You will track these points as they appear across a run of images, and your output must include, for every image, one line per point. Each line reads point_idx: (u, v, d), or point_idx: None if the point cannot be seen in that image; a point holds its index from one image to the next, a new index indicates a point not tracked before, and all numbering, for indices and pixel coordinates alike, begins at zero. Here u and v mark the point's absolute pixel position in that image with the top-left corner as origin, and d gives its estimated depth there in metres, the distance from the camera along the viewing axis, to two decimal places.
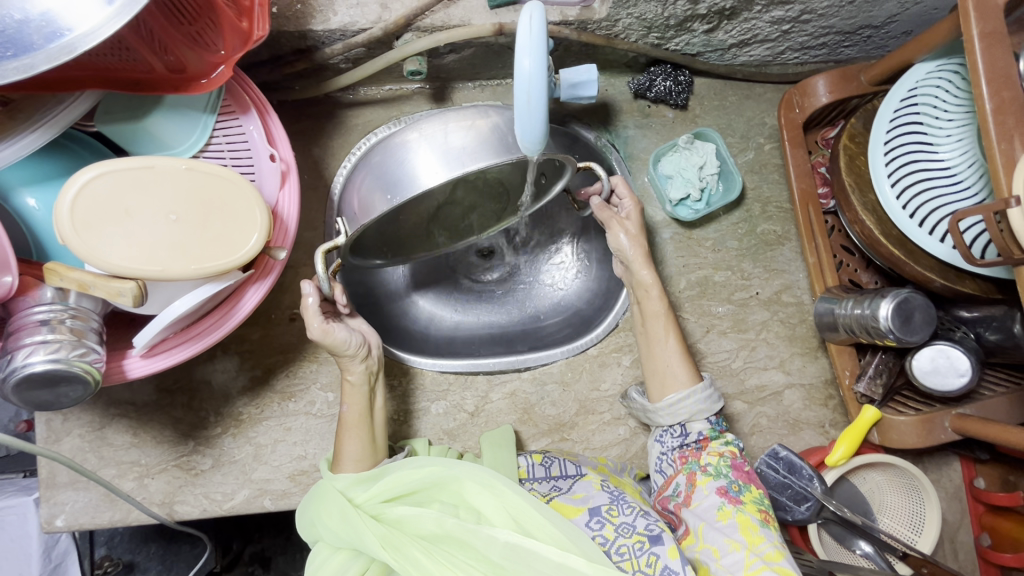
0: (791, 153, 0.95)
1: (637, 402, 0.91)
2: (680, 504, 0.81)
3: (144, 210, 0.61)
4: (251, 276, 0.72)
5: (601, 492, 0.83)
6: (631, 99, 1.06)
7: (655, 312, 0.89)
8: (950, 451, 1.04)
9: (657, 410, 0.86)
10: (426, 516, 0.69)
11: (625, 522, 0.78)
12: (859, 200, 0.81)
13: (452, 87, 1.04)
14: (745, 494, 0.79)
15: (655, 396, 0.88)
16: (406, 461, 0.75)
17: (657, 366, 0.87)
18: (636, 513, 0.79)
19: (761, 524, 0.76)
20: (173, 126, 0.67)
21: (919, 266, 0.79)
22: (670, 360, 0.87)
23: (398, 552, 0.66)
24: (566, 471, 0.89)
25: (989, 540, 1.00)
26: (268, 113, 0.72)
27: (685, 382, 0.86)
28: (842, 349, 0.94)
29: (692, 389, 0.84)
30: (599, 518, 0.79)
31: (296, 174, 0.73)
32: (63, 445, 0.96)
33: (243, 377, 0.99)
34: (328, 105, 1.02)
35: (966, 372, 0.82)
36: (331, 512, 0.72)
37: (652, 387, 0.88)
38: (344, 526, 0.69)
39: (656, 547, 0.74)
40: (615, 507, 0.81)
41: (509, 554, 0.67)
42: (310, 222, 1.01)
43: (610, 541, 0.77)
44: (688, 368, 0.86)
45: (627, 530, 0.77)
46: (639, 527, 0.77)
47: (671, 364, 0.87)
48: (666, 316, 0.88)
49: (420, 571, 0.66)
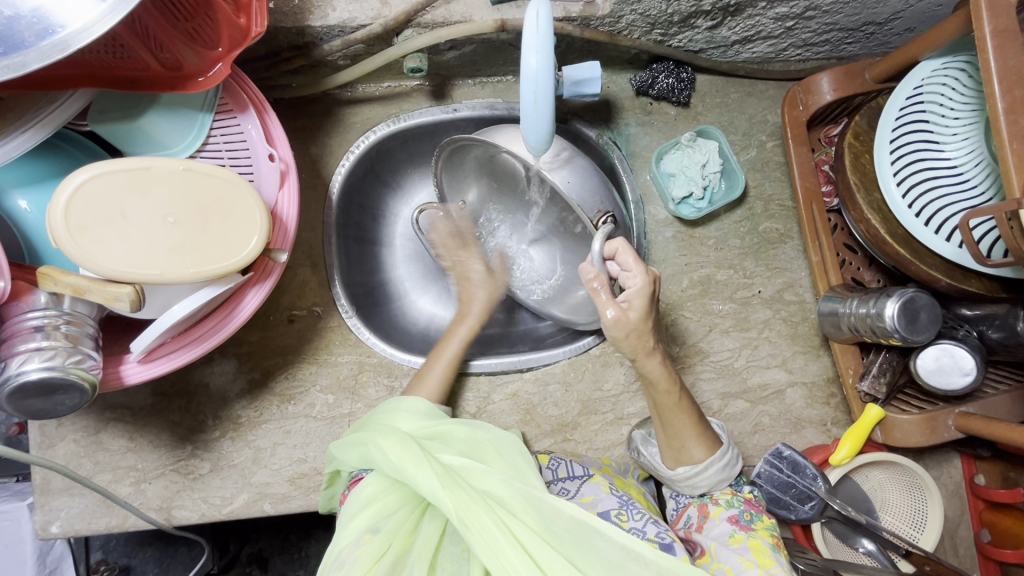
0: (794, 151, 0.94)
1: (648, 455, 0.90)
2: (690, 532, 0.82)
3: (142, 212, 0.59)
4: (251, 279, 0.70)
5: (610, 496, 0.83)
6: (633, 96, 1.05)
7: (669, 406, 0.81)
8: (951, 447, 1.05)
9: (675, 479, 0.85)
10: (489, 472, 0.67)
11: (635, 527, 0.78)
12: (864, 199, 0.81)
13: (453, 84, 1.03)
14: (757, 523, 0.80)
15: (671, 464, 0.86)
16: (472, 424, 0.77)
17: (671, 441, 0.84)
18: (646, 519, 0.79)
19: (773, 547, 0.76)
20: (168, 125, 0.65)
21: (925, 265, 0.79)
22: (684, 437, 0.83)
23: (453, 489, 0.64)
24: (572, 471, 0.88)
25: (989, 536, 1.01)
26: (266, 112, 0.70)
27: (702, 455, 0.83)
28: (846, 349, 0.93)
29: (710, 461, 0.82)
30: (609, 522, 0.79)
31: (295, 174, 0.71)
32: (57, 450, 0.94)
33: (241, 380, 0.97)
34: (326, 102, 1.00)
35: (970, 371, 0.82)
36: (389, 441, 0.70)
37: (665, 455, 0.86)
38: (402, 454, 0.68)
39: (666, 555, 0.73)
40: (625, 512, 0.80)
41: (573, 529, 0.62)
42: (309, 222, 1.00)
43: None
44: (704, 441, 0.83)
45: (636, 535, 0.77)
46: (649, 532, 0.77)
47: (690, 453, 0.83)
48: (682, 404, 0.82)
49: (467, 517, 0.62)
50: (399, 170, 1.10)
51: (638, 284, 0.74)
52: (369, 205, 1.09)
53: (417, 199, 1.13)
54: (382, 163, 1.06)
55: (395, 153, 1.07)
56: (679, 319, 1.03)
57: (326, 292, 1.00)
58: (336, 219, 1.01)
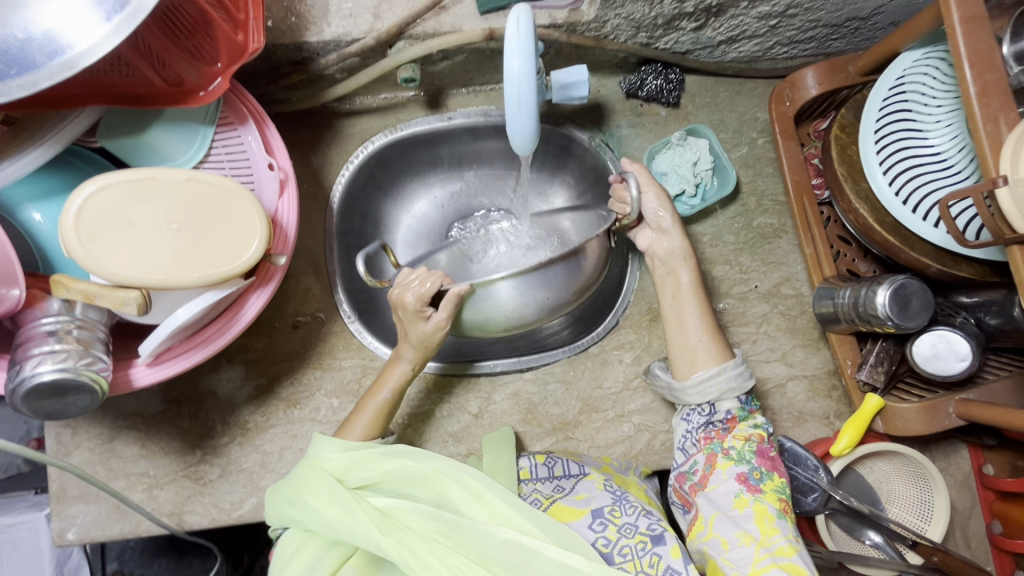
0: (784, 146, 0.95)
1: (662, 378, 0.91)
2: (693, 484, 0.81)
3: (147, 221, 0.62)
4: (252, 284, 0.73)
5: (603, 492, 0.84)
6: (624, 98, 1.07)
7: (688, 285, 0.90)
8: (957, 438, 1.04)
9: (685, 389, 0.86)
10: (419, 510, 0.68)
11: (628, 523, 0.79)
12: (852, 189, 0.82)
13: (447, 93, 1.06)
14: (766, 482, 0.77)
15: (682, 373, 0.87)
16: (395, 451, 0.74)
17: (683, 339, 0.87)
18: (639, 513, 0.81)
19: (778, 516, 0.74)
20: (174, 138, 0.69)
21: (914, 252, 0.79)
22: (699, 335, 0.87)
23: (393, 535, 0.64)
24: (569, 470, 0.89)
25: (1001, 528, 1.00)
26: (265, 124, 0.74)
27: (714, 362, 0.85)
28: (842, 339, 0.93)
29: (722, 367, 0.84)
30: (602, 520, 0.80)
31: (295, 182, 0.75)
32: (73, 458, 0.97)
33: (248, 386, 1.00)
34: (325, 115, 1.04)
35: (966, 357, 0.81)
36: (318, 494, 0.69)
37: (677, 364, 0.87)
38: (333, 508, 0.67)
39: (659, 547, 0.76)
40: (618, 508, 0.81)
41: (507, 551, 0.66)
42: (310, 231, 1.04)
43: (613, 542, 0.78)
44: (717, 347, 0.86)
45: (629, 530, 0.79)
46: (641, 527, 0.79)
47: (699, 353, 0.86)
48: (697, 290, 0.90)
49: (415, 560, 0.64)
50: (397, 179, 1.13)
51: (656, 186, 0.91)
52: (370, 213, 1.12)
53: (418, 208, 1.16)
54: (382, 172, 1.10)
55: (393, 162, 1.10)
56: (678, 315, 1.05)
57: (328, 299, 1.03)
58: (336, 226, 1.04)
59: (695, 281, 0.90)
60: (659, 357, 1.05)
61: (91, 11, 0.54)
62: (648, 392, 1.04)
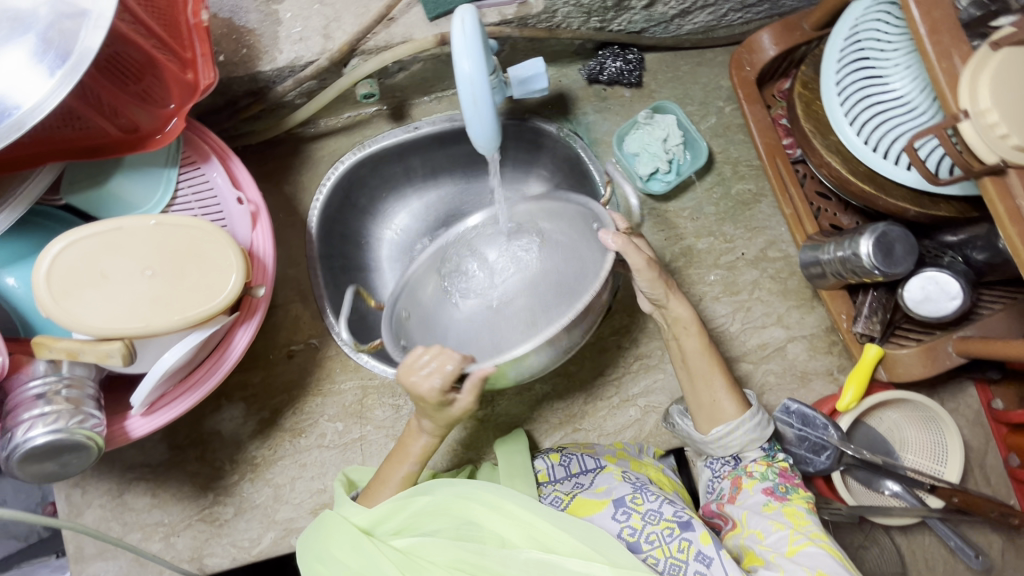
0: (749, 110, 0.95)
1: (683, 425, 0.90)
2: (723, 503, 0.84)
3: (120, 269, 0.62)
4: (237, 318, 0.73)
5: (622, 483, 0.83)
6: (586, 85, 1.07)
7: (693, 348, 0.86)
8: (963, 377, 1.04)
9: (708, 443, 0.85)
10: (437, 545, 0.69)
11: (651, 510, 0.78)
12: (821, 143, 0.82)
13: (410, 103, 1.06)
14: (793, 493, 0.80)
15: (704, 427, 0.86)
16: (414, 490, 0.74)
17: (701, 398, 0.86)
18: (661, 499, 0.79)
19: (809, 512, 0.77)
20: (137, 184, 0.69)
21: (891, 198, 0.78)
22: (715, 390, 0.85)
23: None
24: (585, 464, 0.88)
25: (1017, 460, 1.01)
26: (228, 158, 0.74)
27: (734, 413, 0.84)
28: (834, 294, 0.93)
29: (740, 420, 0.83)
30: (624, 509, 0.78)
31: (266, 213, 0.75)
32: (86, 517, 0.97)
33: (251, 422, 1.00)
34: (292, 142, 1.04)
35: (957, 295, 0.80)
36: (339, 545, 0.70)
37: (697, 419, 0.87)
38: (355, 560, 0.68)
39: (687, 533, 0.74)
40: (639, 495, 0.80)
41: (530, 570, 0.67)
42: (293, 259, 1.04)
43: (639, 530, 0.76)
44: (735, 398, 0.84)
45: (654, 518, 0.77)
46: (666, 513, 0.77)
47: (726, 410, 0.84)
48: (709, 350, 0.86)
49: None
50: (373, 196, 1.12)
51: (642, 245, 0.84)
52: (351, 234, 1.12)
53: (399, 221, 1.16)
54: (357, 192, 1.09)
55: (366, 180, 1.09)
56: None
57: (319, 324, 1.03)
58: (318, 251, 1.03)
59: (707, 343, 0.87)
60: (655, 337, 1.05)
61: (34, 67, 0.54)
62: (649, 373, 1.04)
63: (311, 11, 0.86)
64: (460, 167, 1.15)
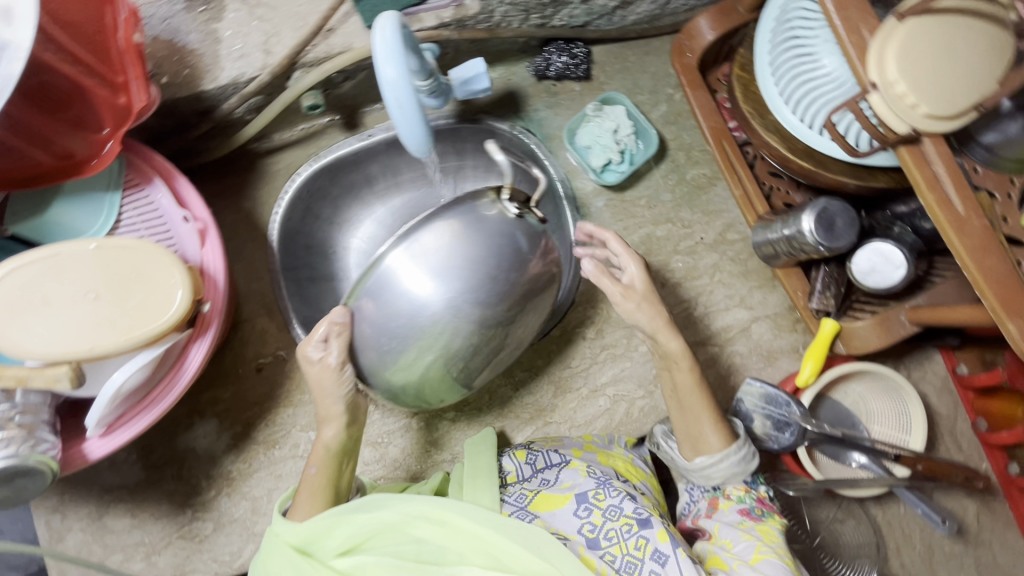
0: (693, 95, 0.95)
1: (667, 447, 0.88)
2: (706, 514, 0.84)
3: (62, 294, 0.63)
4: (191, 335, 0.74)
5: (587, 478, 0.83)
6: (536, 82, 1.08)
7: (687, 386, 0.82)
8: (928, 345, 1.05)
9: (691, 471, 0.84)
10: (378, 566, 0.64)
11: (612, 506, 0.79)
12: (760, 123, 0.83)
13: (363, 111, 1.08)
14: (767, 515, 0.82)
15: (688, 455, 0.84)
16: (350, 507, 0.68)
17: (688, 426, 0.83)
18: (623, 495, 0.80)
19: (780, 532, 0.80)
20: (78, 211, 0.71)
21: (830, 172, 0.78)
22: (703, 425, 0.82)
23: None
24: (550, 460, 0.89)
25: (986, 424, 1.02)
26: (173, 178, 0.75)
27: (719, 446, 0.81)
28: (789, 272, 0.94)
29: (726, 453, 0.81)
30: (586, 505, 0.79)
31: (214, 229, 0.75)
32: (67, 542, 0.98)
33: (225, 437, 1.01)
34: (248, 157, 1.05)
35: (901, 264, 0.80)
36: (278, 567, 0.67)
37: (683, 448, 0.84)
38: None
39: (645, 531, 0.76)
40: (601, 491, 0.81)
41: None
42: (256, 273, 1.05)
43: (599, 527, 0.77)
44: (721, 431, 0.82)
45: (614, 514, 0.78)
46: (626, 509, 0.78)
47: (712, 445, 0.82)
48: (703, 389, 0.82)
49: None
50: (335, 205, 1.13)
51: (633, 274, 0.81)
52: (316, 245, 1.13)
53: (364, 228, 1.16)
54: (318, 203, 1.11)
55: (326, 190, 1.11)
56: None
57: (286, 335, 1.04)
58: (280, 263, 1.04)
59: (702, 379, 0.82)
60: (619, 326, 1.06)
61: None
62: (616, 362, 1.05)
63: (249, 27, 0.87)
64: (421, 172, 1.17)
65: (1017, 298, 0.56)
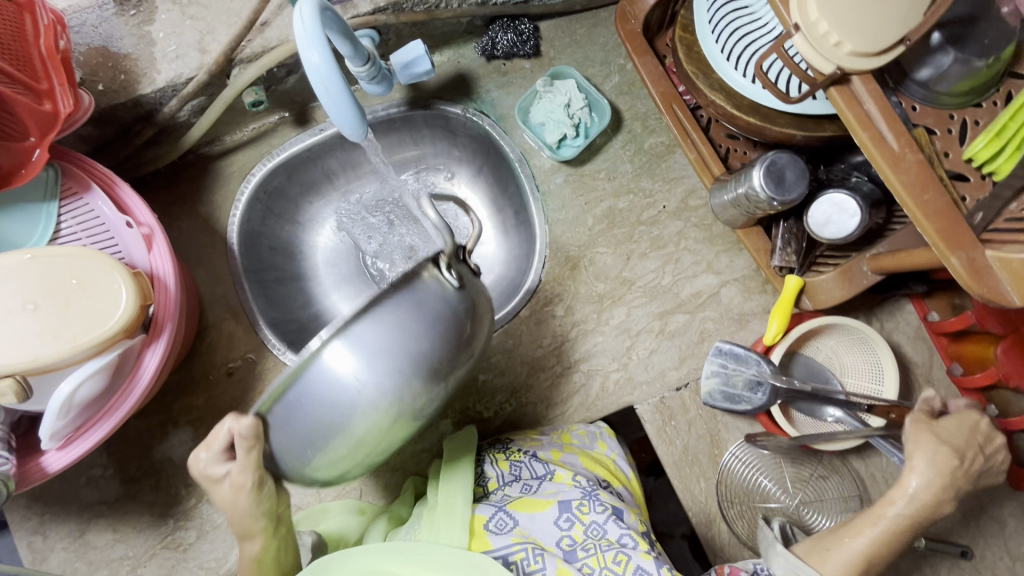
0: (640, 61, 0.94)
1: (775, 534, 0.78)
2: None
3: (1, 307, 0.62)
4: (143, 341, 0.73)
5: (573, 488, 0.82)
6: (485, 62, 1.07)
7: (874, 526, 0.70)
8: (898, 295, 1.04)
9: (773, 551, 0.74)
10: None
11: (595, 523, 0.78)
12: (704, 82, 0.81)
13: (313, 106, 1.07)
14: None
15: (797, 548, 0.73)
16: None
17: (826, 539, 0.72)
18: (608, 514, 0.79)
19: None
20: (17, 223, 0.71)
21: (777, 126, 0.77)
22: (851, 544, 0.70)
23: None
24: (535, 472, 0.87)
25: (960, 368, 1.00)
26: (113, 185, 0.74)
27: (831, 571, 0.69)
28: (750, 231, 0.93)
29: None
30: (569, 516, 0.79)
31: (160, 234, 0.74)
32: (50, 563, 0.97)
33: (201, 444, 1.00)
34: (200, 162, 1.04)
35: (856, 212, 0.79)
36: None
37: (805, 539, 0.73)
38: None
39: (627, 549, 0.76)
40: (586, 503, 0.80)
41: None
42: (219, 278, 1.04)
43: (578, 542, 0.77)
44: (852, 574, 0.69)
45: (597, 533, 0.78)
46: (610, 532, 0.78)
47: (827, 563, 0.69)
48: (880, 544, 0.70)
49: None
50: (295, 204, 1.14)
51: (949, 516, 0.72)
52: (279, 246, 1.13)
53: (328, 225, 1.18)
54: (277, 202, 1.10)
55: (284, 189, 1.11)
56: (597, 256, 1.05)
57: (254, 337, 1.03)
58: (242, 265, 1.03)
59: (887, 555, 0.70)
60: (589, 302, 1.05)
61: None
62: (588, 338, 1.04)
63: (183, 27, 0.85)
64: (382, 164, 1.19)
65: (955, 231, 0.56)
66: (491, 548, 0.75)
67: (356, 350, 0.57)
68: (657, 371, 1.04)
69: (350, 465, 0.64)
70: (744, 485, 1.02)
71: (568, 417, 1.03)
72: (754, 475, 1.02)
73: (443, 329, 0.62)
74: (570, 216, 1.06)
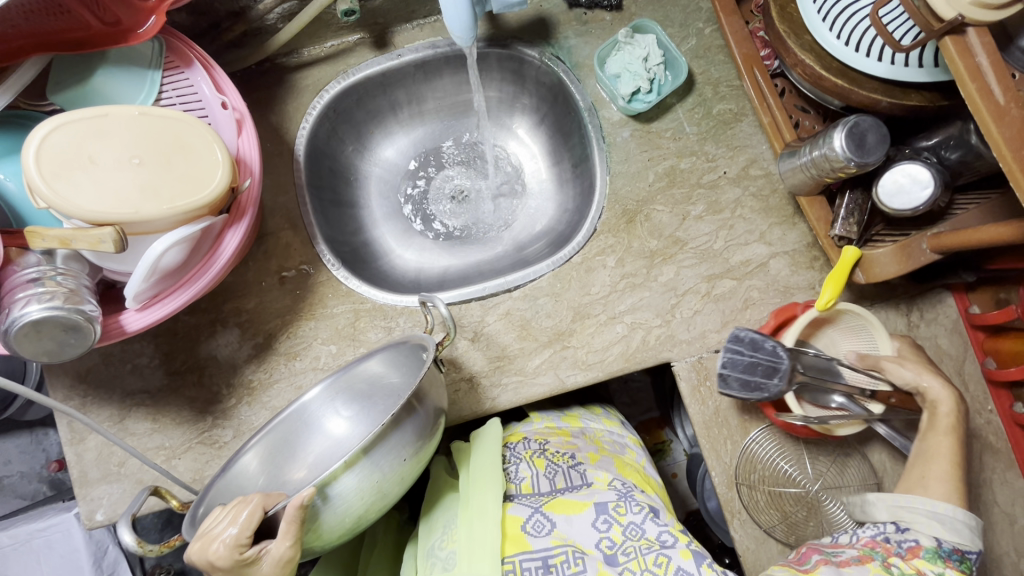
0: (726, 21, 0.99)
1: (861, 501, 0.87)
2: (829, 560, 0.80)
3: (108, 157, 0.64)
4: (226, 220, 0.74)
5: (609, 490, 0.87)
6: (567, 9, 1.09)
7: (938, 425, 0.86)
8: (941, 286, 1.06)
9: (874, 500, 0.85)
10: None
11: (633, 523, 0.82)
12: (795, 43, 0.82)
13: (393, 31, 1.07)
14: None
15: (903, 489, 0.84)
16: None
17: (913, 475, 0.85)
18: (644, 514, 0.83)
19: None
20: (120, 83, 0.72)
21: (863, 90, 0.79)
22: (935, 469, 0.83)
23: None
24: (571, 481, 0.89)
25: (995, 363, 1.02)
26: (212, 66, 0.75)
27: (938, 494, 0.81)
28: (813, 201, 0.96)
29: (943, 511, 0.79)
30: (606, 517, 0.83)
31: (250, 119, 0.76)
32: (88, 443, 0.99)
33: (247, 346, 1.01)
34: (276, 71, 1.05)
35: (928, 183, 0.82)
36: None
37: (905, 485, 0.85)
38: None
39: (667, 550, 0.80)
40: (622, 504, 0.84)
41: None
42: (281, 187, 1.04)
43: (617, 543, 0.81)
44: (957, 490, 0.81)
45: (635, 532, 0.82)
46: (648, 531, 0.82)
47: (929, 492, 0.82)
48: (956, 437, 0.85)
49: None
50: (359, 130, 1.18)
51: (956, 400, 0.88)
52: (338, 169, 1.16)
53: (383, 155, 1.24)
54: (342, 124, 1.13)
55: (352, 112, 1.13)
56: (653, 212, 1.07)
57: (310, 250, 1.05)
58: (305, 179, 1.06)
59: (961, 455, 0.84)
60: (641, 257, 1.07)
61: None
62: (636, 291, 1.06)
63: None
64: (445, 103, 1.23)
65: None
66: (530, 549, 0.80)
67: (366, 461, 0.71)
68: (699, 331, 1.05)
69: (356, 527, 0.77)
70: (767, 464, 1.03)
71: (607, 365, 1.04)
72: (775, 457, 1.03)
73: (422, 429, 0.77)
74: (630, 169, 1.08)
